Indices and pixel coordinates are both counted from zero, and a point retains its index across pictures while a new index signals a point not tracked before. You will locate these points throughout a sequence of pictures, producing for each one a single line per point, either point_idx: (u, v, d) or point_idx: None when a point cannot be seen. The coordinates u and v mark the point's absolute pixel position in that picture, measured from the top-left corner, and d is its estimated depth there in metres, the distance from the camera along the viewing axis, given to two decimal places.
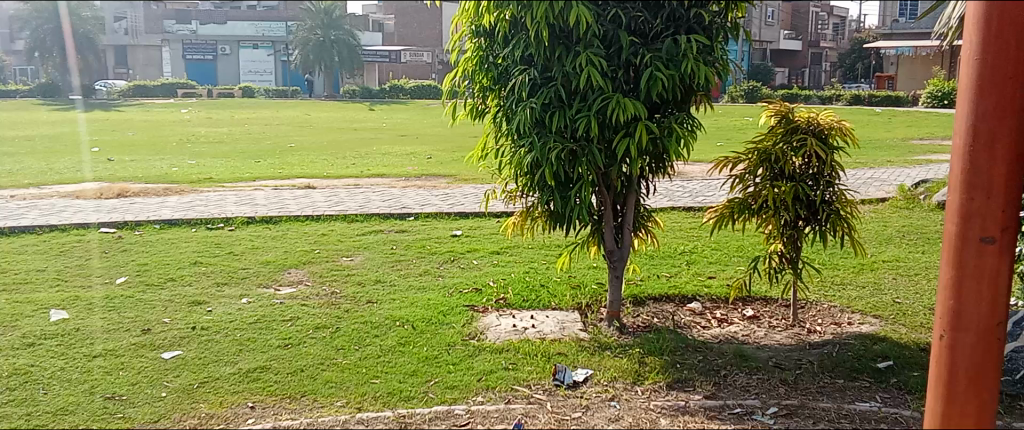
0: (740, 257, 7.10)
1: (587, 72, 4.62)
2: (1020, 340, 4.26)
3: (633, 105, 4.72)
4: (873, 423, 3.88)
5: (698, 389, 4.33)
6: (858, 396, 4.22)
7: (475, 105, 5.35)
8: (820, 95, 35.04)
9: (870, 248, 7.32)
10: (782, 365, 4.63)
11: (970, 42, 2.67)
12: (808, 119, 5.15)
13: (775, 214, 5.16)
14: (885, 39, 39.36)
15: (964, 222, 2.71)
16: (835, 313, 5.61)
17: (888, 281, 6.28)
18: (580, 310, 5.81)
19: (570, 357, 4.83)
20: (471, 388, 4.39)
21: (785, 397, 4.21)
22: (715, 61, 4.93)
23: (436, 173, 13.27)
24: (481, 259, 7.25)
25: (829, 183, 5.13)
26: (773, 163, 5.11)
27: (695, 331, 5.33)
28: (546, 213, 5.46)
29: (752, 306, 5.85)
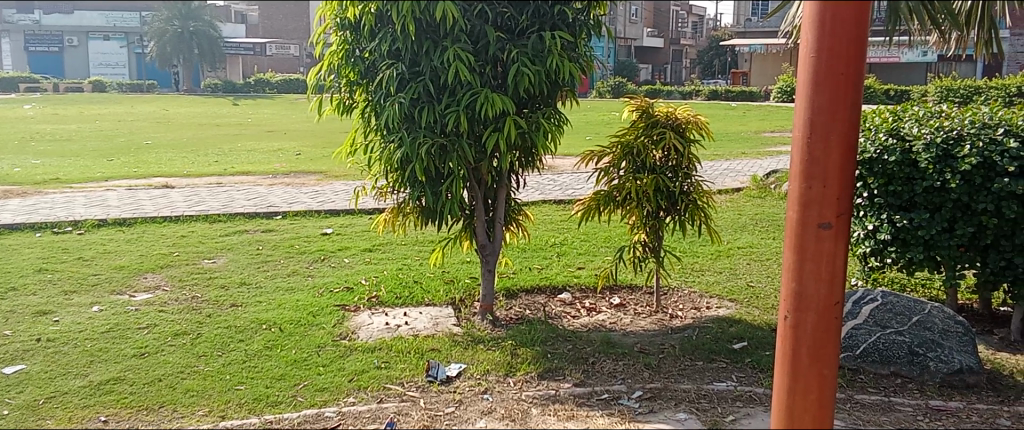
0: (607, 248, 7.32)
1: (455, 67, 4.63)
2: (859, 317, 4.59)
3: (501, 100, 4.76)
4: (730, 402, 4.10)
5: (568, 378, 4.44)
6: (716, 376, 4.44)
7: (342, 99, 5.23)
8: (682, 90, 36.57)
9: (727, 235, 7.72)
10: (646, 350, 4.82)
11: (807, 41, 2.86)
12: (667, 114, 5.34)
13: (638, 205, 5.39)
14: (740, 37, 41.56)
15: (805, 209, 2.91)
16: (695, 298, 5.88)
17: (742, 266, 6.65)
18: (453, 305, 5.82)
19: (443, 353, 4.82)
20: (342, 390, 4.31)
21: (649, 381, 4.38)
22: (580, 58, 5.05)
23: (305, 170, 12.90)
24: (353, 257, 7.12)
25: (687, 175, 5.39)
26: (635, 156, 5.30)
27: (565, 321, 5.46)
28: (417, 209, 5.42)
29: (619, 294, 6.06)
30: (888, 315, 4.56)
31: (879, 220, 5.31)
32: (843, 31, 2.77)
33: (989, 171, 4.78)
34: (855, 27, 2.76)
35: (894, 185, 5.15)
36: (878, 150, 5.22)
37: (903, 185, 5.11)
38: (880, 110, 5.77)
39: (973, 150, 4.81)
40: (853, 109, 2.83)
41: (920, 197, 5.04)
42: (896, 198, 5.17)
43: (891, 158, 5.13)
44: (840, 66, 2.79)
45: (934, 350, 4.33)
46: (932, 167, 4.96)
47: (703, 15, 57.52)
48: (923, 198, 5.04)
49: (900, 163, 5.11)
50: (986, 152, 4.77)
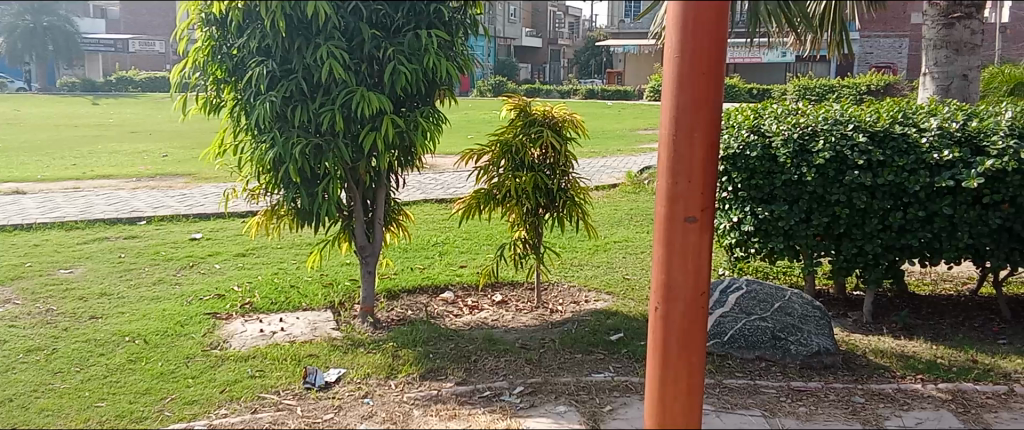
0: (488, 246, 7.36)
1: (328, 65, 4.51)
2: (726, 306, 4.80)
3: (377, 99, 4.67)
4: (608, 392, 4.20)
5: (449, 377, 4.42)
6: (594, 368, 4.54)
7: (209, 98, 4.98)
8: (560, 89, 37.25)
9: (604, 230, 7.92)
10: (527, 346, 4.86)
11: (671, 41, 2.95)
12: (544, 112, 5.39)
13: (517, 202, 5.43)
14: (615, 38, 42.77)
15: (671, 204, 3.01)
16: (575, 292, 6.00)
17: (619, 260, 6.83)
18: (332, 308, 5.68)
19: (321, 358, 4.70)
20: (213, 402, 4.12)
21: (530, 376, 4.42)
22: (457, 56, 5.04)
23: (172, 172, 12.29)
24: (224, 262, 6.84)
25: (564, 172, 5.49)
26: (514, 154, 5.34)
27: (448, 320, 5.44)
28: (291, 211, 5.25)
29: (500, 291, 6.09)
30: (753, 302, 4.80)
31: (743, 212, 5.58)
32: (704, 31, 2.87)
33: (840, 165, 5.11)
34: (715, 28, 2.87)
35: (756, 179, 5.41)
36: (741, 145, 5.47)
37: (763, 180, 5.38)
38: (742, 108, 6.06)
39: (826, 144, 5.11)
40: (714, 107, 2.94)
41: (779, 190, 5.31)
42: (758, 191, 5.44)
43: (753, 153, 5.38)
44: (702, 66, 2.89)
45: (795, 334, 4.58)
46: (790, 161, 5.24)
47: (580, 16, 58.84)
48: (782, 191, 5.31)
49: (762, 158, 5.38)
50: (837, 147, 5.09)
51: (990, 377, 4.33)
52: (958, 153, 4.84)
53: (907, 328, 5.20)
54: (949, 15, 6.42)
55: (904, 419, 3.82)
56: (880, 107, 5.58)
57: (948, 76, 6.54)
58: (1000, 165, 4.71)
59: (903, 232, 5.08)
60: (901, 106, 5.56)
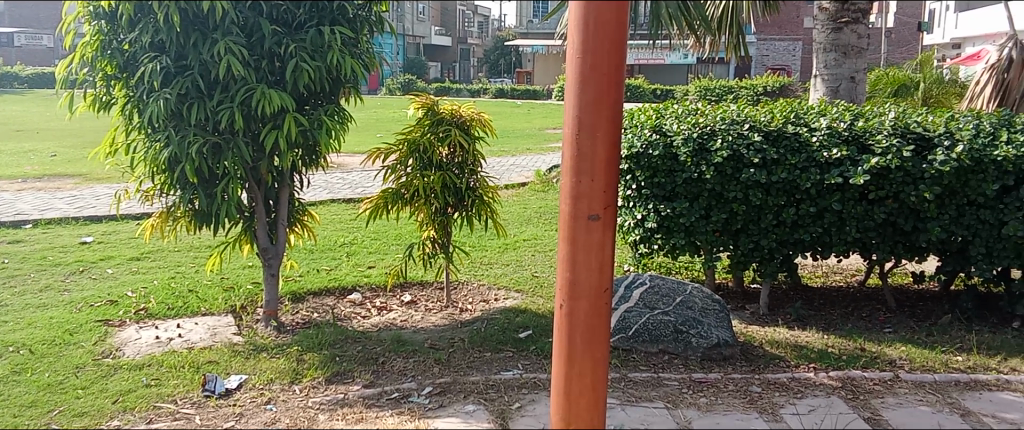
0: (397, 246, 7.28)
1: (226, 61, 4.36)
2: (630, 301, 4.91)
3: (279, 97, 4.53)
4: (516, 390, 4.21)
5: (356, 380, 4.34)
6: (503, 366, 4.55)
7: (98, 95, 4.74)
8: (471, 88, 37.25)
9: (513, 229, 7.96)
10: (436, 346, 4.83)
11: (573, 42, 2.98)
12: (452, 111, 5.37)
13: (426, 202, 5.38)
14: (525, 38, 43.08)
15: (575, 203, 3.04)
16: (484, 291, 6.00)
17: (528, 258, 6.88)
18: (234, 312, 5.50)
19: (222, 365, 4.54)
20: (105, 413, 3.93)
21: (439, 376, 4.39)
22: (362, 54, 4.95)
23: (61, 172, 11.65)
24: (118, 267, 6.53)
25: (473, 171, 5.47)
26: (422, 153, 5.29)
27: (355, 322, 5.35)
28: (188, 212, 5.04)
29: (409, 292, 6.03)
30: (656, 297, 4.91)
31: (646, 210, 5.70)
32: (604, 33, 2.91)
33: (737, 163, 5.29)
34: (616, 29, 2.92)
35: (658, 178, 5.53)
36: (644, 144, 5.56)
37: (665, 177, 5.50)
38: (645, 108, 6.20)
39: (724, 143, 5.27)
40: (615, 106, 2.99)
41: (680, 187, 5.45)
42: (660, 189, 5.56)
43: (655, 152, 5.48)
44: (603, 67, 2.94)
45: (696, 327, 4.71)
46: (690, 160, 5.36)
47: (490, 15, 58.96)
48: (683, 189, 5.45)
49: (663, 157, 5.48)
50: (734, 146, 5.26)
51: (876, 364, 4.56)
52: (846, 151, 5.09)
53: (801, 319, 5.43)
54: (838, 20, 6.73)
55: (798, 407, 3.98)
56: (774, 107, 5.81)
57: (837, 78, 6.86)
58: (884, 163, 4.96)
59: (796, 227, 5.33)
60: (794, 107, 5.80)
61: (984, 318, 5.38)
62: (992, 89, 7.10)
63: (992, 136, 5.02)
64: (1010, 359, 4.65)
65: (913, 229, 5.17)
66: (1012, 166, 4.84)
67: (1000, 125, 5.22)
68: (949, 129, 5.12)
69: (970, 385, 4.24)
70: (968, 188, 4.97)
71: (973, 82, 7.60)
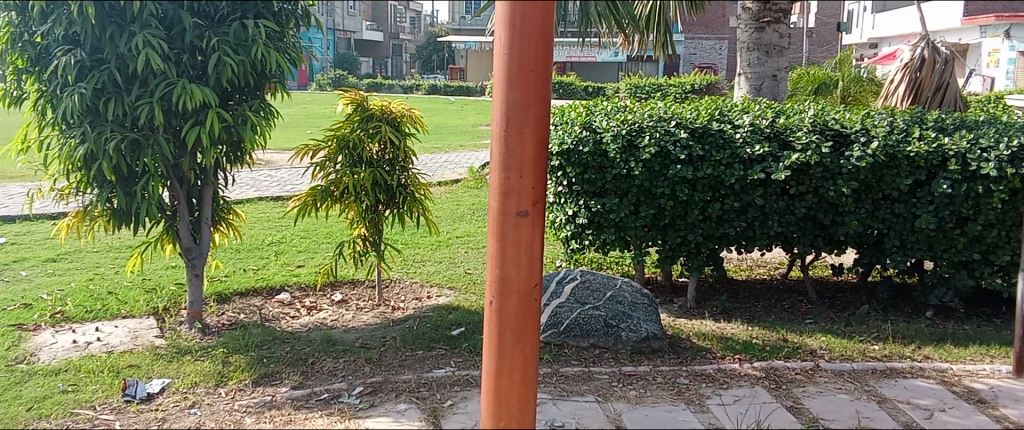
0: (327, 244, 7.17)
1: (145, 56, 4.22)
2: (562, 296, 4.96)
3: (201, 92, 4.39)
4: (448, 387, 4.19)
5: (285, 381, 4.26)
6: (435, 364, 4.52)
7: (8, 90, 4.53)
8: (404, 84, 36.94)
9: (446, 226, 7.92)
10: (366, 345, 4.78)
11: (500, 39, 2.99)
12: (381, 107, 5.32)
13: (356, 200, 5.31)
14: (458, 34, 42.94)
15: (504, 199, 3.04)
16: (416, 288, 5.97)
17: (461, 255, 6.86)
18: (156, 315, 5.33)
19: (143, 369, 4.39)
20: (17, 422, 3.76)
21: (370, 375, 4.34)
22: (288, 48, 4.84)
23: None
24: (31, 269, 6.25)
25: (404, 168, 5.42)
26: (351, 150, 5.21)
27: (284, 323, 5.25)
28: (107, 212, 4.85)
29: (340, 290, 5.95)
30: (586, 292, 4.96)
31: (577, 205, 5.74)
32: (530, 29, 2.92)
33: (665, 159, 5.38)
34: (542, 25, 2.93)
35: (589, 174, 5.58)
36: (574, 141, 5.56)
37: (595, 174, 5.57)
38: (575, 105, 6.25)
39: (652, 140, 5.35)
40: (543, 103, 3.00)
41: (610, 183, 5.52)
42: (590, 185, 5.62)
43: (585, 149, 5.51)
44: (530, 64, 2.94)
45: (626, 321, 4.77)
46: (619, 156, 5.43)
47: (423, 11, 58.56)
48: (613, 185, 5.53)
49: (593, 153, 5.53)
50: (662, 142, 5.34)
51: (798, 354, 4.71)
52: (768, 148, 5.23)
53: (727, 312, 5.57)
54: (760, 19, 6.92)
55: (724, 397, 4.08)
56: (699, 105, 5.92)
57: (759, 77, 7.05)
58: (804, 159, 5.12)
59: (721, 221, 5.46)
60: (718, 105, 5.92)
61: (899, 308, 5.61)
62: (905, 87, 7.37)
63: (905, 132, 5.23)
64: (923, 347, 4.86)
65: (832, 222, 5.37)
66: (923, 161, 5.05)
67: (913, 122, 5.43)
68: (865, 125, 5.29)
69: (886, 372, 4.41)
70: (883, 183, 5.16)
71: (888, 81, 7.73)
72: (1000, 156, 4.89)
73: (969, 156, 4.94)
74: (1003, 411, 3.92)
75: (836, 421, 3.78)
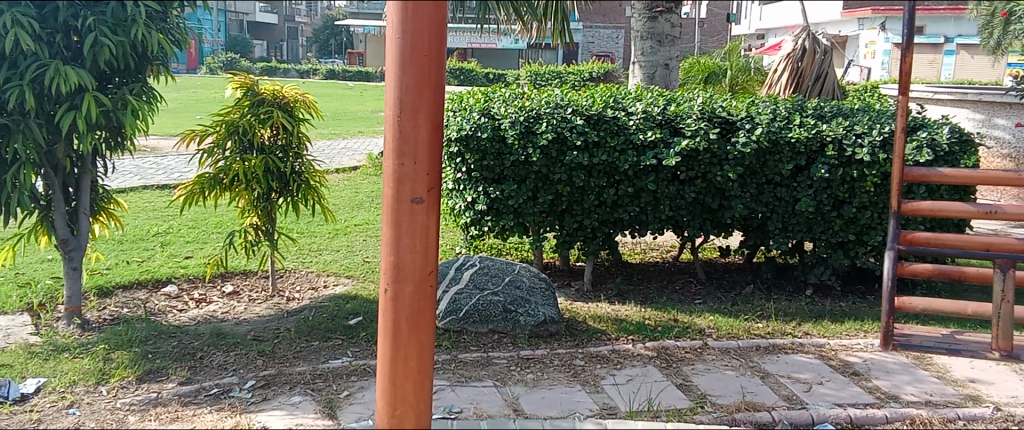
0: (218, 234, 6.93)
1: (13, 35, 3.95)
2: (461, 283, 4.94)
3: (76, 75, 4.14)
4: (345, 378, 4.11)
5: (171, 377, 4.10)
6: (331, 354, 4.44)
7: None
8: (301, 69, 35.99)
9: (343, 214, 7.79)
10: (259, 337, 4.66)
11: (393, 23, 2.92)
12: (273, 92, 5.16)
13: (246, 188, 5.13)
14: (357, 18, 42.12)
15: (398, 185, 2.96)
16: (312, 278, 5.85)
17: (359, 243, 6.76)
18: (30, 311, 5.02)
19: (16, 368, 4.14)
20: None
21: (262, 368, 4.23)
22: (172, 30, 4.62)
23: None
24: None
25: (297, 154, 5.28)
26: (241, 136, 5.04)
27: (171, 317, 5.05)
28: None
29: (232, 281, 5.77)
30: (485, 277, 4.98)
31: (476, 192, 5.73)
32: (424, 14, 2.87)
33: (561, 146, 5.44)
34: (435, 10, 2.88)
35: (488, 161, 5.58)
36: (472, 127, 5.54)
37: (494, 160, 5.57)
38: (474, 91, 6.24)
39: (548, 126, 5.40)
40: (437, 88, 2.94)
41: (509, 170, 5.55)
42: (489, 172, 5.62)
43: (484, 135, 5.49)
44: (423, 48, 2.88)
45: (524, 306, 4.83)
46: (517, 142, 5.46)
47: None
48: (511, 171, 5.56)
49: (491, 139, 5.52)
50: (558, 129, 5.40)
51: (688, 333, 4.88)
52: (659, 134, 5.37)
53: (621, 294, 5.71)
54: (653, 9, 7.09)
55: (617, 377, 4.19)
56: (594, 93, 6.01)
57: (652, 65, 7.24)
58: (693, 145, 5.30)
59: (616, 207, 5.59)
60: (612, 93, 6.02)
61: (781, 287, 5.89)
62: (788, 76, 7.72)
63: (786, 120, 5.47)
64: (803, 324, 5.12)
65: (720, 206, 5.58)
66: (804, 147, 5.32)
67: (794, 110, 5.69)
68: (750, 113, 5.49)
69: (769, 349, 4.63)
70: (767, 168, 5.40)
71: (772, 71, 8.15)
72: (873, 142, 5.20)
73: (845, 142, 5.24)
74: (874, 383, 4.16)
75: (722, 397, 3.94)
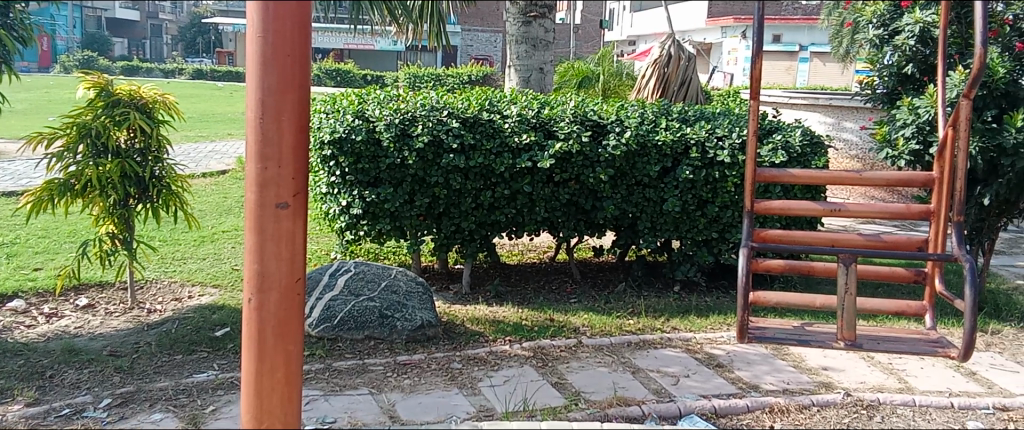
0: (71, 243, 6.48)
1: None
2: (335, 289, 4.86)
3: None
4: (210, 392, 3.92)
5: (17, 399, 3.81)
6: (196, 368, 4.24)
7: None
8: (166, 69, 34.26)
9: (210, 220, 7.46)
10: (116, 353, 4.40)
11: (253, 22, 2.81)
12: (129, 93, 4.89)
13: (100, 194, 4.83)
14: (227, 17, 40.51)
15: (261, 190, 2.86)
16: (175, 288, 5.56)
17: (227, 250, 6.50)
18: None
19: None
20: None
21: (120, 385, 3.99)
22: (14, 26, 4.25)
23: None
24: None
25: (157, 158, 5.01)
26: (95, 139, 4.74)
27: (16, 333, 4.68)
28: None
29: (86, 295, 5.41)
30: (360, 283, 4.90)
31: (350, 196, 5.59)
32: (287, 14, 2.79)
33: (437, 148, 5.42)
34: (298, 11, 2.81)
35: (362, 163, 5.46)
36: (346, 129, 5.38)
37: (369, 163, 5.46)
38: (347, 93, 6.12)
39: (424, 129, 5.36)
40: (301, 90, 2.86)
41: (384, 173, 5.46)
42: (364, 175, 5.50)
43: (358, 137, 5.36)
44: (286, 48, 2.80)
45: (400, 311, 4.78)
46: (393, 145, 5.38)
47: None
48: (387, 175, 5.47)
49: (366, 142, 5.40)
50: (434, 131, 5.37)
51: (563, 332, 4.98)
52: (534, 137, 5.45)
53: (499, 296, 5.76)
54: (527, 14, 7.18)
55: (494, 379, 4.21)
56: (470, 96, 6.02)
57: (527, 69, 7.34)
58: (567, 148, 5.41)
59: (493, 209, 5.64)
60: (488, 96, 6.05)
61: (651, 284, 6.11)
62: (655, 82, 8.02)
63: (653, 123, 5.68)
64: (671, 319, 5.33)
65: (593, 207, 5.72)
66: (669, 150, 5.54)
67: (660, 114, 5.91)
68: (619, 116, 5.67)
69: (639, 344, 4.79)
70: (636, 170, 5.58)
71: (641, 76, 8.43)
72: (733, 145, 5.48)
73: (707, 145, 5.49)
74: (736, 373, 4.37)
75: (595, 394, 4.04)
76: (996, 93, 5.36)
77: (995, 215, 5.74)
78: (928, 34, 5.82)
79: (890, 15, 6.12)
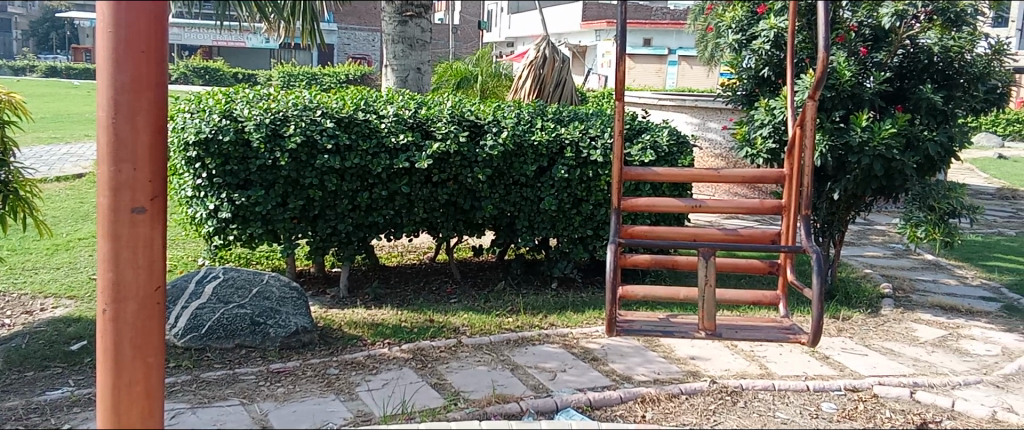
0: None
1: None
2: (202, 297, 4.67)
3: None
4: (65, 410, 3.67)
5: None
6: (49, 385, 3.97)
7: None
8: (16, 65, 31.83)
9: (64, 227, 6.99)
10: None
11: (103, 16, 2.66)
12: None
13: None
14: None
15: (115, 194, 2.71)
16: (25, 301, 5.18)
17: (83, 258, 6.12)
18: None
19: None
20: None
21: None
22: None
23: None
24: None
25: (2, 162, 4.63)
26: None
27: None
28: None
29: None
30: (229, 290, 4.73)
31: (219, 199, 5.37)
32: (140, 10, 2.65)
33: (311, 149, 5.30)
34: (152, 7, 2.68)
35: (230, 165, 5.26)
36: (212, 129, 5.18)
37: (238, 165, 5.27)
38: (213, 92, 5.88)
39: (296, 129, 5.23)
40: (157, 88, 2.73)
41: (254, 175, 5.27)
42: (233, 178, 5.30)
43: (225, 138, 5.17)
44: (140, 44, 2.67)
45: (272, 317, 4.64)
46: (264, 146, 5.21)
47: None
48: (257, 176, 5.29)
49: (234, 143, 5.22)
50: (307, 131, 5.25)
51: (442, 333, 4.97)
52: (411, 137, 5.44)
53: (378, 298, 5.69)
54: (403, 13, 7.12)
55: (372, 383, 4.16)
56: (345, 95, 5.93)
57: (404, 69, 7.29)
58: (444, 148, 5.43)
59: (371, 210, 5.56)
60: (363, 96, 5.97)
61: (529, 282, 6.21)
62: (531, 82, 8.13)
63: (529, 124, 5.78)
64: (549, 315, 5.43)
65: (471, 207, 5.75)
66: (545, 149, 5.65)
67: (536, 114, 6.02)
68: (496, 117, 5.73)
69: (518, 341, 4.85)
70: (513, 170, 5.65)
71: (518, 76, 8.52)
72: (605, 144, 5.65)
73: (581, 145, 5.64)
74: (611, 366, 4.51)
75: (474, 392, 4.06)
76: (843, 94, 5.73)
77: (844, 209, 6.17)
78: (781, 40, 6.13)
79: (748, 20, 6.46)
